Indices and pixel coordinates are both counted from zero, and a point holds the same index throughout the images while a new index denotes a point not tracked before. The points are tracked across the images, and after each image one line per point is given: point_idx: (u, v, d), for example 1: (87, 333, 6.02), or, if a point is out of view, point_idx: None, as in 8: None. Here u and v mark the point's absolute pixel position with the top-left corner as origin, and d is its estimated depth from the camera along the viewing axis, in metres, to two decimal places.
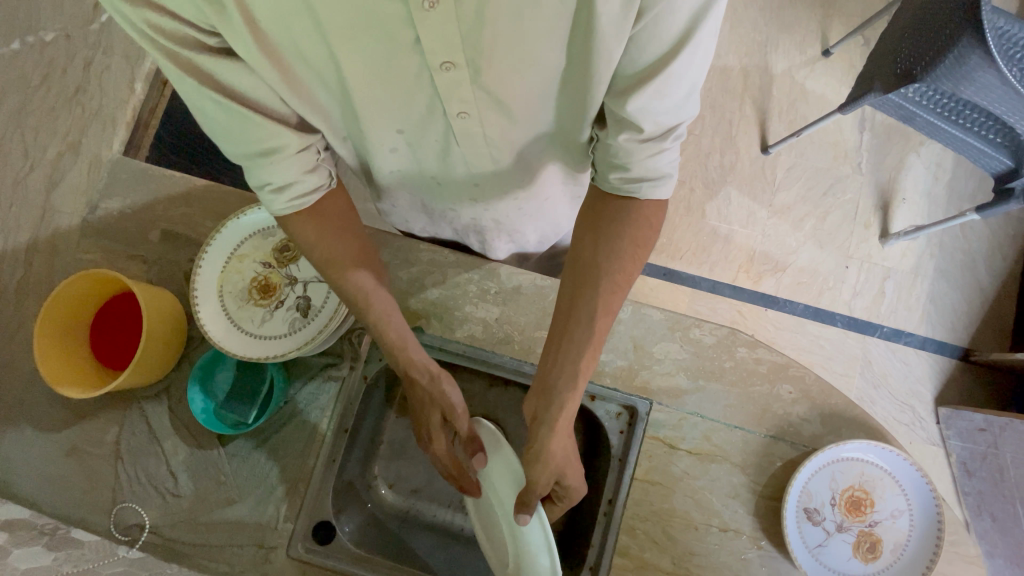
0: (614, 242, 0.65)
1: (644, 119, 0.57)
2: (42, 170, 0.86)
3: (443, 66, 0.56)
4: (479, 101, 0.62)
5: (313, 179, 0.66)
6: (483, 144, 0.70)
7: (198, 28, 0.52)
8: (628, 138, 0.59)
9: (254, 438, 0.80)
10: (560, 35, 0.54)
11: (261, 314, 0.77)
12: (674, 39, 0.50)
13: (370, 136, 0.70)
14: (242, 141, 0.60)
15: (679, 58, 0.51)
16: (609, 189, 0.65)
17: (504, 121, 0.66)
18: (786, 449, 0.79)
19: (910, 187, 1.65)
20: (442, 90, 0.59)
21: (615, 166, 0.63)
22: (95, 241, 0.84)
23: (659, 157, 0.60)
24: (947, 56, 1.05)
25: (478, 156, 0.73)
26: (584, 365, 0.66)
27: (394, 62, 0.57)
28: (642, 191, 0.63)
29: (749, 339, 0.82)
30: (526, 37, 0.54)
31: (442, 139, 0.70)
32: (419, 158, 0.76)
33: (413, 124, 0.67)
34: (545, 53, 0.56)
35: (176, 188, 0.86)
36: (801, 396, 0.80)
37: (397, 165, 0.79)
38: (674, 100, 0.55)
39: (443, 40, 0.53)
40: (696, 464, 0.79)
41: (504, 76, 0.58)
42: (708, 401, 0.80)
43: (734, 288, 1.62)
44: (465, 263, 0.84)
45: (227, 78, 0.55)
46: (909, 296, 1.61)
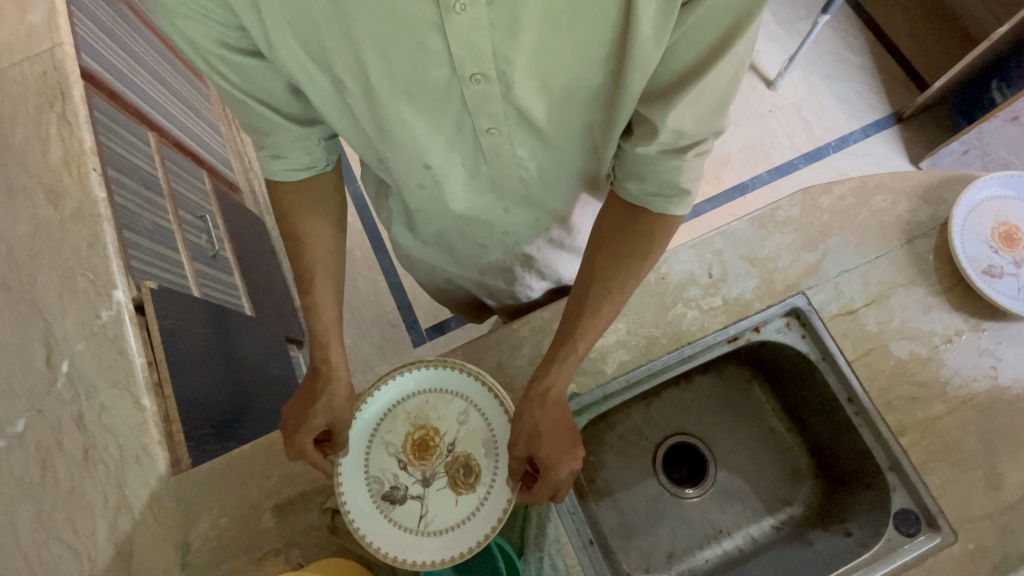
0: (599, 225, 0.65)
1: (663, 128, 0.53)
2: (106, 552, 0.72)
3: (474, 77, 0.54)
4: (507, 116, 0.60)
5: (314, 162, 0.67)
6: (510, 160, 0.67)
7: (217, 27, 0.53)
8: (642, 150, 0.56)
9: None
10: (601, 53, 0.52)
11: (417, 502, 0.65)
12: (713, 43, 0.48)
13: (398, 162, 0.68)
14: (246, 119, 0.63)
15: (712, 71, 0.49)
16: (625, 197, 0.62)
17: (529, 139, 0.65)
18: (926, 242, 0.80)
19: (754, 40, 1.86)
20: (472, 103, 0.57)
21: (631, 175, 0.60)
22: (212, 573, 0.71)
23: (682, 175, 0.56)
24: None
25: (506, 174, 0.70)
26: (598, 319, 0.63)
27: (421, 72, 0.54)
28: (654, 206, 0.59)
29: (822, 186, 0.84)
30: (557, 45, 0.52)
31: (470, 162, 0.68)
32: (449, 194, 0.73)
33: (441, 149, 0.65)
34: (580, 69, 0.54)
35: (255, 458, 0.75)
36: (897, 195, 0.83)
37: (425, 199, 0.76)
38: (698, 113, 0.52)
39: (474, 51, 0.51)
40: (880, 309, 0.78)
41: (533, 88, 0.56)
42: (841, 254, 0.80)
43: (709, 200, 1.70)
44: (562, 310, 0.80)
45: (236, 73, 0.57)
46: (825, 109, 1.77)
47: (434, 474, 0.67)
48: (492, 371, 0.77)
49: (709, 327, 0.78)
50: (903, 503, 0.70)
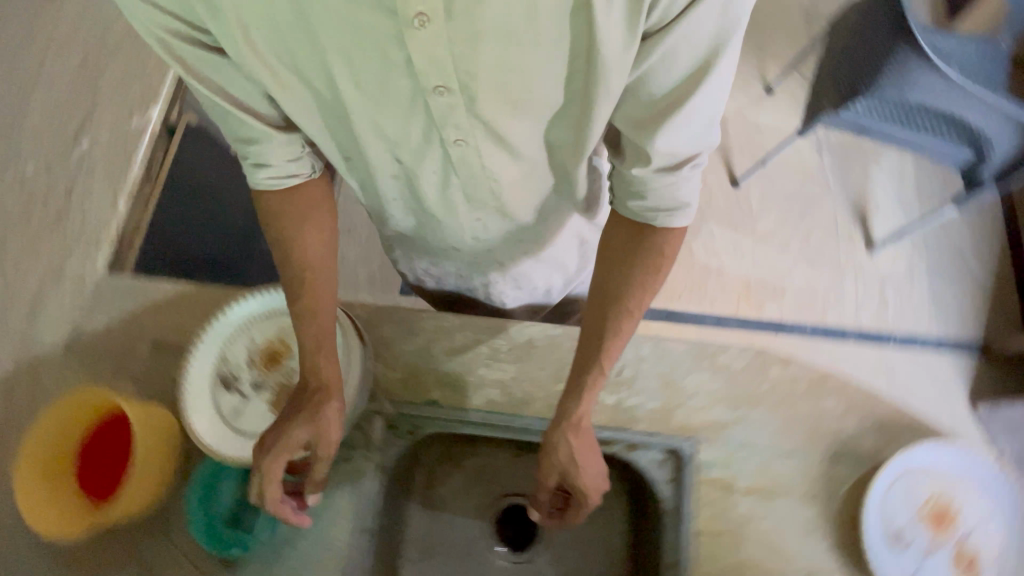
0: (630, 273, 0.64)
1: (661, 149, 0.57)
2: (24, 299, 0.84)
3: (437, 89, 0.57)
4: (474, 129, 0.63)
5: (297, 168, 0.69)
6: (481, 173, 0.70)
7: (195, 27, 0.57)
8: (639, 169, 0.60)
9: (263, 556, 0.71)
10: (562, 68, 0.56)
11: (240, 399, 0.69)
12: (694, 67, 0.51)
13: (371, 160, 0.72)
14: (228, 124, 0.66)
15: (699, 88, 0.52)
16: (627, 215, 0.65)
17: (502, 155, 0.68)
18: (849, 470, 0.72)
19: (881, 196, 1.71)
20: (436, 115, 0.61)
21: (634, 195, 0.62)
22: (79, 361, 0.79)
23: (676, 187, 0.60)
24: (890, 63, 1.12)
25: (477, 188, 0.73)
26: (624, 325, 0.66)
27: (388, 81, 0.58)
28: (658, 220, 0.63)
29: (779, 357, 0.78)
30: (519, 64, 0.55)
31: (441, 170, 0.71)
32: (419, 192, 0.77)
33: (410, 152, 0.68)
34: (544, 87, 0.58)
35: (164, 295, 0.83)
36: (849, 409, 0.75)
37: (398, 192, 0.80)
38: (690, 130, 0.56)
39: (434, 64, 0.54)
40: (759, 503, 0.71)
41: (497, 106, 0.60)
42: (754, 429, 0.74)
43: (739, 319, 1.60)
44: (471, 324, 0.81)
45: (215, 75, 0.61)
46: (912, 300, 1.60)
47: (266, 386, 0.71)
48: (381, 342, 0.80)
49: None
50: None
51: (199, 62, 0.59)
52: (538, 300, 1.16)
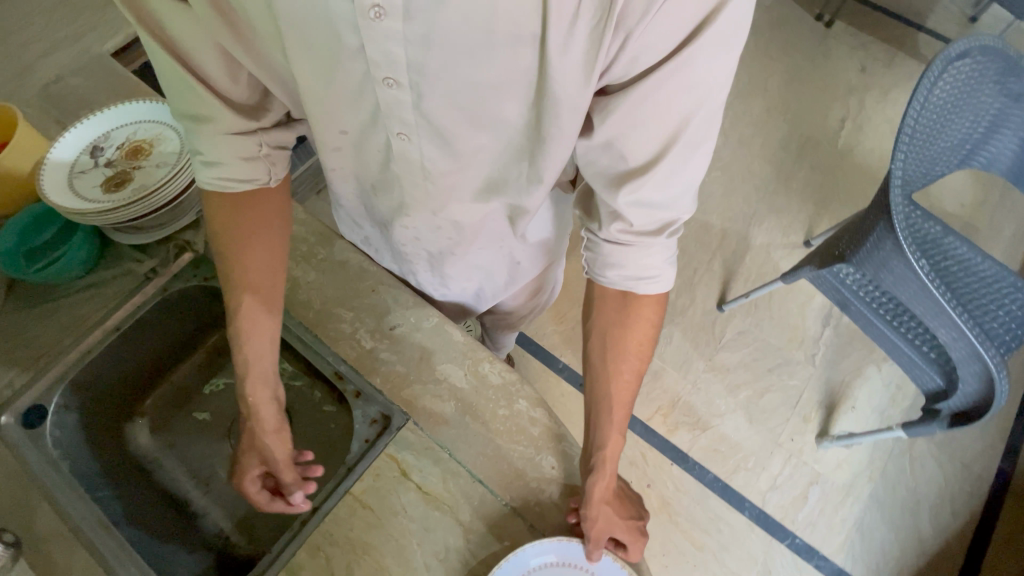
0: (627, 325, 0.67)
1: (637, 213, 0.60)
2: (44, 43, 1.04)
3: (386, 80, 0.60)
4: (419, 127, 0.65)
5: (248, 170, 0.71)
6: (418, 171, 0.72)
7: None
8: (621, 227, 0.61)
9: (36, 298, 0.81)
10: (520, 88, 0.58)
11: (92, 166, 0.81)
12: (664, 137, 0.54)
13: (319, 133, 0.74)
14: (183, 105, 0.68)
15: (664, 158, 0.55)
16: (608, 285, 0.66)
17: (445, 157, 0.69)
18: (520, 529, 0.67)
19: (862, 398, 1.54)
20: (383, 104, 0.63)
21: (612, 265, 0.64)
22: (41, 101, 0.97)
23: (654, 253, 0.62)
24: (869, 239, 1.05)
25: (414, 187, 0.75)
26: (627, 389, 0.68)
27: (343, 64, 0.61)
28: (639, 287, 0.64)
29: (534, 396, 0.74)
30: (471, 78, 0.58)
31: (382, 153, 0.73)
32: (360, 163, 0.79)
33: (358, 129, 0.71)
34: (502, 104, 0.60)
35: (127, 88, 0.99)
36: (562, 477, 0.70)
37: (340, 163, 0.81)
38: (661, 197, 0.58)
39: (386, 55, 0.57)
40: (419, 503, 0.69)
41: (443, 109, 0.62)
42: (464, 440, 0.72)
43: (645, 428, 1.51)
44: (309, 224, 0.86)
45: (171, 26, 0.62)
46: (833, 515, 1.41)
47: (116, 167, 0.81)
48: None
49: (337, 347, 0.78)
50: None
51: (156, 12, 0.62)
52: (464, 299, 1.13)
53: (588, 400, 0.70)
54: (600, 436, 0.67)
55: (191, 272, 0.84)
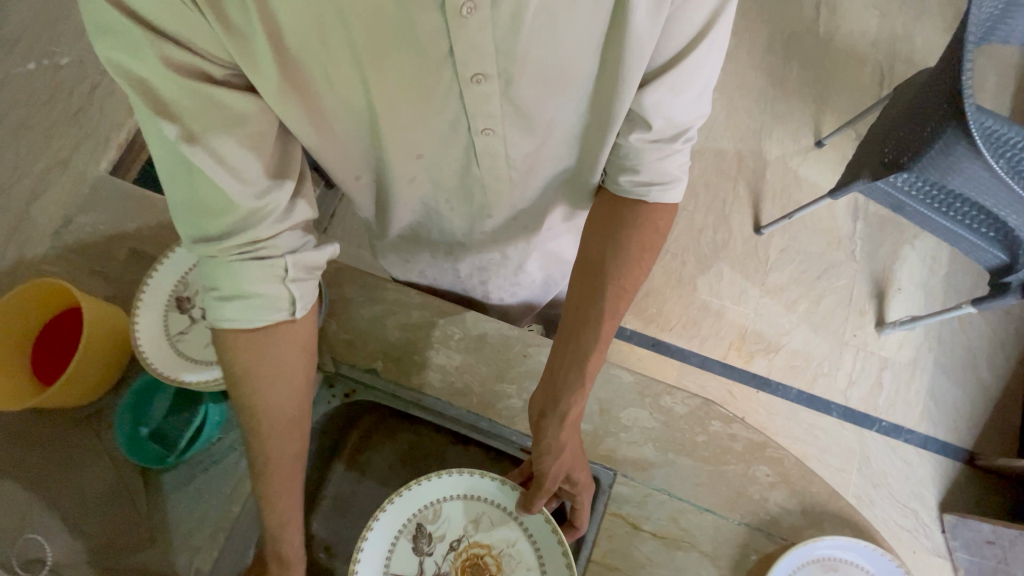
0: (619, 251, 0.68)
1: (655, 116, 0.60)
2: (29, 182, 0.90)
3: (475, 77, 0.55)
4: (505, 116, 0.61)
5: (273, 298, 0.56)
6: (503, 166, 0.68)
7: (210, 63, 0.48)
8: (640, 137, 0.63)
9: (178, 475, 0.74)
10: (596, 36, 0.55)
11: (189, 322, 0.72)
12: (694, 34, 0.55)
13: (388, 166, 0.69)
14: (203, 220, 0.53)
15: (696, 53, 0.56)
16: (618, 192, 0.69)
17: (527, 139, 0.66)
18: (762, 542, 0.71)
19: (905, 278, 1.64)
20: (471, 104, 0.58)
21: (625, 169, 0.67)
22: (60, 252, 0.83)
23: (669, 158, 0.64)
24: (934, 146, 1.06)
25: (497, 182, 0.71)
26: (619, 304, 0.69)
27: (424, 74, 0.56)
28: (652, 194, 0.66)
29: (724, 413, 0.76)
30: (560, 45, 0.54)
31: (462, 161, 0.68)
32: (436, 186, 0.74)
33: (435, 145, 0.66)
34: (583, 64, 0.57)
35: (155, 209, 0.87)
36: (780, 481, 0.73)
37: (411, 196, 0.76)
38: (686, 99, 0.60)
39: (475, 48, 0.53)
40: (661, 549, 0.71)
41: (532, 89, 0.58)
42: (678, 477, 0.73)
43: (724, 366, 1.56)
44: (430, 305, 0.81)
45: (210, 139, 0.50)
46: (908, 390, 1.54)
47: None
48: (341, 301, 0.80)
49: (516, 424, 0.76)
50: None
51: (194, 122, 0.49)
52: (537, 299, 1.10)
53: (570, 316, 0.70)
54: (575, 374, 0.67)
55: (329, 392, 0.80)
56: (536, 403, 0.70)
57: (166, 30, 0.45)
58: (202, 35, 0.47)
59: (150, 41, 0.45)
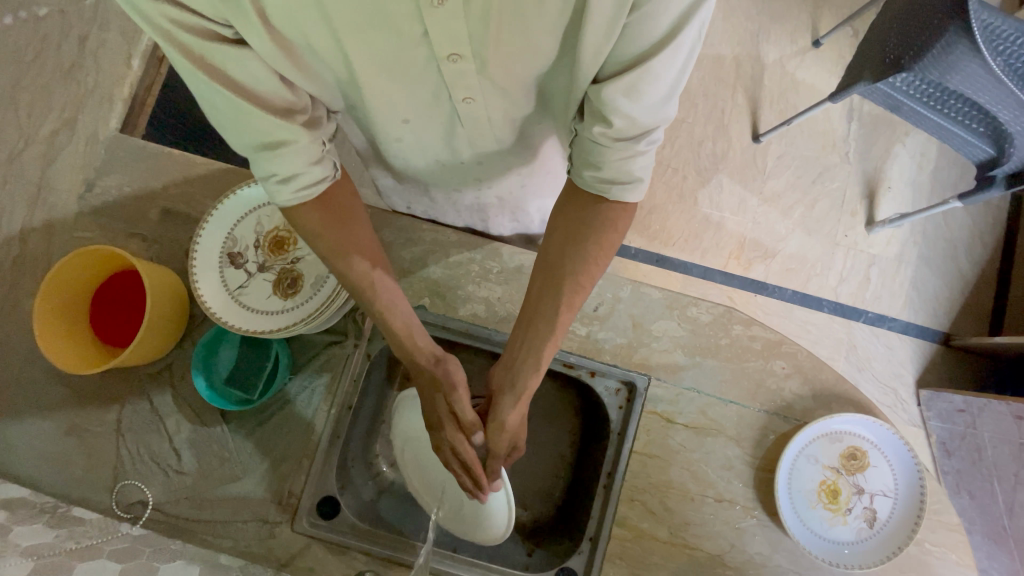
0: (581, 246, 0.66)
1: (617, 113, 0.57)
2: (38, 147, 0.87)
3: (450, 57, 0.56)
4: (484, 89, 0.62)
5: (320, 174, 0.62)
6: (486, 126, 0.69)
7: (213, 22, 0.49)
8: (602, 132, 0.59)
9: (256, 414, 0.82)
10: (561, 26, 0.53)
11: (247, 276, 0.76)
12: (660, 36, 0.51)
13: (376, 122, 0.70)
14: (247, 131, 0.57)
15: (663, 54, 0.52)
16: (583, 187, 0.65)
17: (507, 104, 0.66)
18: (779, 423, 0.82)
19: (896, 176, 1.70)
20: (448, 79, 0.59)
21: (589, 164, 0.63)
22: (92, 219, 0.85)
23: (633, 160, 0.61)
24: (936, 46, 1.09)
25: (482, 138, 0.73)
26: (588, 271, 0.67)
27: (403, 54, 0.56)
28: (612, 194, 0.63)
29: (744, 317, 0.85)
30: (531, 33, 0.54)
31: (446, 123, 0.70)
32: (427, 144, 0.75)
33: (419, 109, 0.66)
34: (549, 49, 0.57)
35: (177, 166, 0.87)
36: (793, 371, 0.83)
37: (404, 149, 0.77)
38: (650, 100, 0.56)
39: (451, 33, 0.53)
40: (692, 437, 0.81)
41: (510, 67, 0.59)
42: (705, 376, 0.83)
43: (725, 274, 1.65)
44: (467, 242, 0.86)
45: (236, 70, 0.53)
46: (893, 282, 1.65)
47: (271, 267, 0.77)
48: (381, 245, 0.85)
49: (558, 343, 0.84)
50: (573, 565, 0.79)
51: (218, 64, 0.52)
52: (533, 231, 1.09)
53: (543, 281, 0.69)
54: (530, 358, 0.69)
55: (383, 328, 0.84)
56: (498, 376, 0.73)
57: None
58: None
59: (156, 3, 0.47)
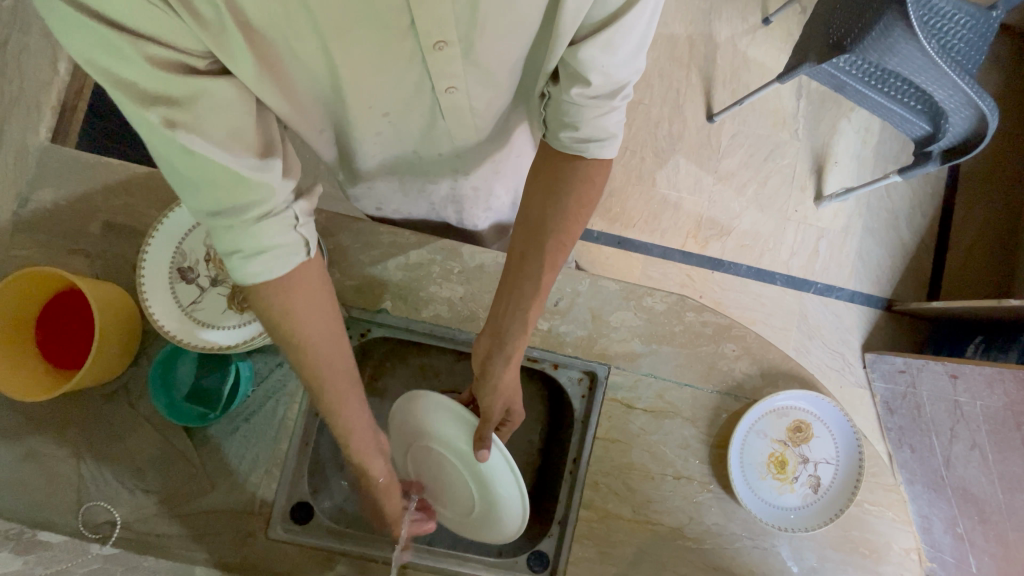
0: (560, 201, 0.68)
1: (593, 70, 0.58)
2: None
3: (437, 45, 0.57)
4: (468, 75, 0.63)
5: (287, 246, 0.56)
6: (468, 116, 0.71)
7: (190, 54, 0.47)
8: (579, 92, 0.60)
9: (222, 429, 0.81)
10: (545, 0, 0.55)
11: (199, 291, 0.74)
12: None
13: (355, 122, 0.70)
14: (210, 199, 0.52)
15: (635, 7, 0.54)
16: (559, 147, 0.67)
17: (489, 91, 0.68)
18: (731, 403, 0.87)
19: (842, 151, 1.77)
20: (434, 68, 0.60)
21: (566, 125, 0.64)
22: (30, 235, 0.81)
23: (607, 117, 0.63)
24: (874, 29, 1.12)
25: (463, 129, 0.73)
26: (571, 225, 0.69)
27: (389, 47, 0.57)
28: (589, 151, 0.65)
29: (697, 304, 0.89)
30: (516, 10, 0.55)
31: (427, 114, 0.70)
32: (404, 138, 0.76)
33: (399, 103, 0.67)
34: (533, 26, 0.58)
35: (115, 176, 0.83)
36: (743, 353, 0.88)
37: (381, 149, 0.77)
38: (622, 54, 0.58)
39: (439, 20, 0.54)
40: (651, 421, 0.86)
41: (493, 49, 0.60)
42: (661, 362, 0.87)
43: (683, 253, 1.70)
44: (427, 243, 0.86)
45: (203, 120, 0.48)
46: (840, 254, 1.74)
47: (224, 280, 0.76)
48: (338, 249, 0.84)
49: None
50: (544, 548, 0.85)
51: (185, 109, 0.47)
52: (506, 218, 1.07)
53: (527, 229, 0.71)
54: (519, 322, 0.72)
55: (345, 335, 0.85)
56: (485, 342, 0.75)
57: (147, 31, 0.44)
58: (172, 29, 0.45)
59: (130, 44, 0.43)
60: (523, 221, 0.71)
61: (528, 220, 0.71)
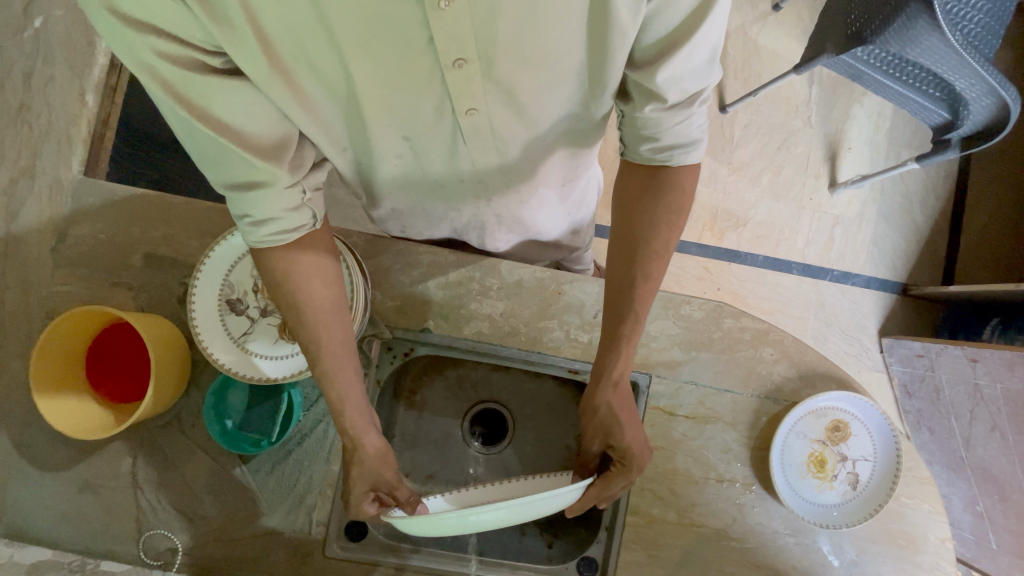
0: (654, 209, 0.68)
1: (670, 89, 0.58)
2: None
3: (456, 62, 0.55)
4: (489, 96, 0.61)
5: (295, 219, 0.62)
6: (490, 140, 0.68)
7: (203, 52, 0.50)
8: (655, 109, 0.60)
9: (275, 454, 0.83)
10: (574, 20, 0.54)
11: (250, 322, 0.75)
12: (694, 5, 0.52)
13: (377, 145, 0.68)
14: (223, 169, 0.57)
15: (702, 24, 0.52)
16: (639, 160, 0.67)
17: (513, 116, 0.65)
18: (770, 405, 0.89)
19: (854, 137, 1.76)
20: (453, 88, 0.58)
21: (645, 138, 0.64)
22: (71, 270, 0.81)
23: (688, 123, 0.62)
24: (896, 21, 1.10)
25: (484, 153, 0.70)
26: (667, 233, 0.69)
27: (407, 63, 0.56)
28: (674, 159, 0.65)
29: (734, 310, 0.90)
30: (539, 26, 0.53)
31: (449, 140, 0.68)
32: (425, 163, 0.73)
33: (420, 127, 0.65)
34: (560, 46, 0.56)
35: (152, 207, 0.83)
36: (781, 356, 0.90)
37: (400, 171, 0.75)
38: (696, 64, 0.56)
39: (457, 35, 0.53)
40: (693, 427, 0.87)
41: (515, 70, 0.58)
42: (701, 369, 0.88)
43: (700, 246, 1.71)
44: (465, 261, 0.86)
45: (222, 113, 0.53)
46: (855, 240, 1.74)
47: (273, 310, 0.76)
48: (380, 270, 0.85)
49: (563, 351, 0.86)
50: (593, 554, 0.87)
51: (203, 99, 0.52)
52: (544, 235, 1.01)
53: (624, 240, 0.71)
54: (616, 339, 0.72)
55: (390, 354, 0.87)
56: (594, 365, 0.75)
57: (167, 30, 0.47)
58: (186, 26, 0.48)
59: (142, 38, 0.47)
60: (618, 230, 0.71)
61: (624, 232, 0.70)
